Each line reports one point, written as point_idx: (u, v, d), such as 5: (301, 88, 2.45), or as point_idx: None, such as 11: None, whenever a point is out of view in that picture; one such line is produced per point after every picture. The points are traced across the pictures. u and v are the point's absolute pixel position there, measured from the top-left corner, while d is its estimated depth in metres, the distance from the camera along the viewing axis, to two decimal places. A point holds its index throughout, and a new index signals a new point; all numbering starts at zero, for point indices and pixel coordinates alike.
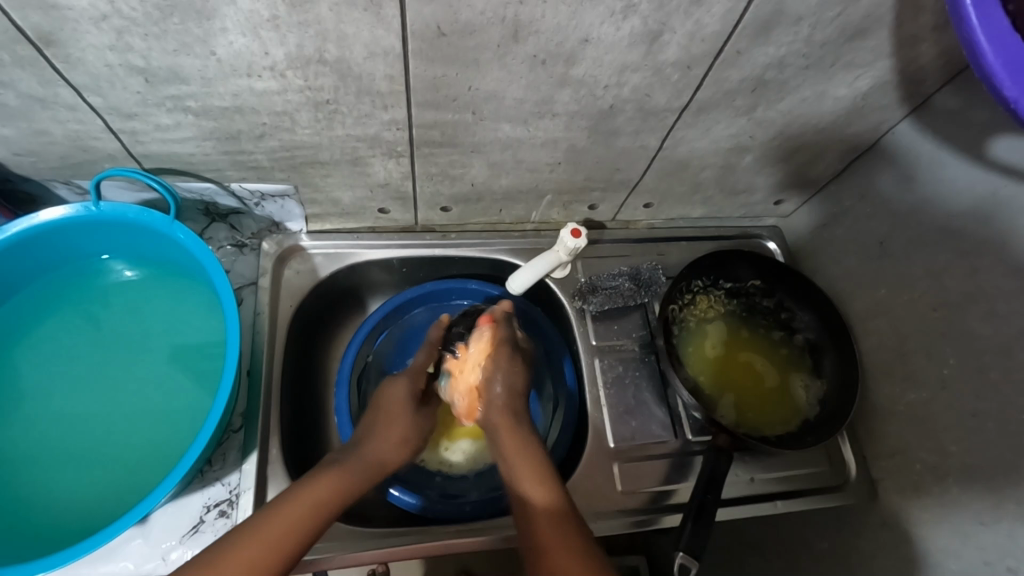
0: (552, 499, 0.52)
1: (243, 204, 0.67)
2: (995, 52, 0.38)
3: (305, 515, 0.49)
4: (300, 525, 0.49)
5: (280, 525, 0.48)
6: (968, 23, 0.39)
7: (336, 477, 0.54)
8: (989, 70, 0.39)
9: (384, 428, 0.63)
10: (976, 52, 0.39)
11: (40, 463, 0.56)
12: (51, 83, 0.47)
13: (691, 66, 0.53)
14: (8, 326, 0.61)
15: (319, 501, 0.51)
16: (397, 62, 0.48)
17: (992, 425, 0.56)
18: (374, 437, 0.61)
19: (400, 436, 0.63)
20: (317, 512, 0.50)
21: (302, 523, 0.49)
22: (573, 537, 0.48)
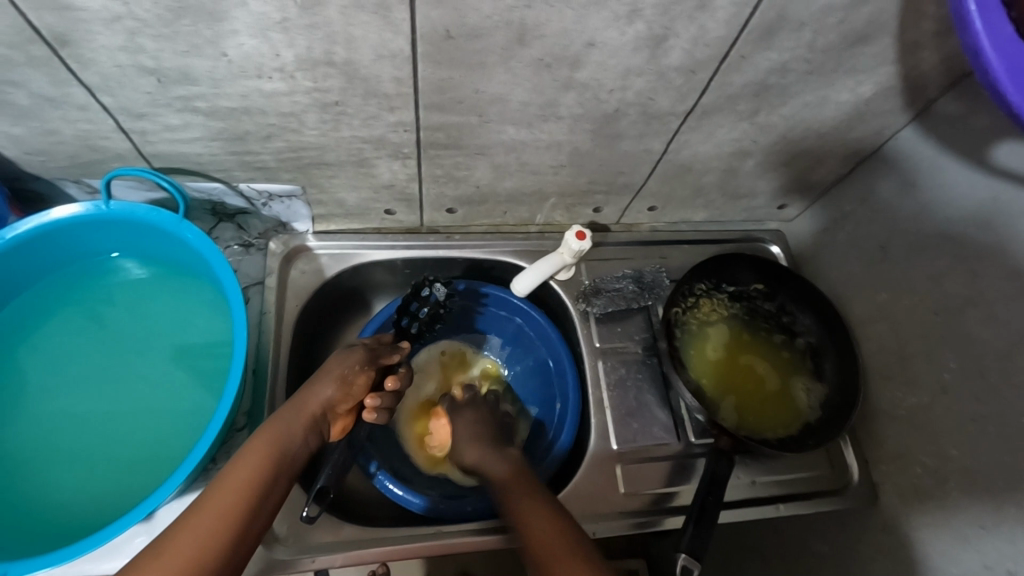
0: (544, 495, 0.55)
1: (251, 204, 0.68)
2: (997, 58, 0.39)
3: (246, 483, 0.49)
4: (244, 495, 0.48)
5: (222, 502, 0.47)
6: (973, 28, 0.39)
7: (274, 435, 0.53)
8: (991, 76, 0.39)
9: (317, 380, 0.59)
10: (978, 58, 0.39)
11: (46, 460, 0.57)
12: (63, 83, 0.48)
13: (695, 71, 0.53)
14: (16, 324, 0.61)
15: (259, 463, 0.51)
16: (404, 65, 0.49)
17: (992, 429, 0.56)
18: (309, 383, 0.59)
19: (335, 379, 0.60)
20: (259, 474, 0.50)
21: (244, 490, 0.48)
22: (556, 522, 0.51)
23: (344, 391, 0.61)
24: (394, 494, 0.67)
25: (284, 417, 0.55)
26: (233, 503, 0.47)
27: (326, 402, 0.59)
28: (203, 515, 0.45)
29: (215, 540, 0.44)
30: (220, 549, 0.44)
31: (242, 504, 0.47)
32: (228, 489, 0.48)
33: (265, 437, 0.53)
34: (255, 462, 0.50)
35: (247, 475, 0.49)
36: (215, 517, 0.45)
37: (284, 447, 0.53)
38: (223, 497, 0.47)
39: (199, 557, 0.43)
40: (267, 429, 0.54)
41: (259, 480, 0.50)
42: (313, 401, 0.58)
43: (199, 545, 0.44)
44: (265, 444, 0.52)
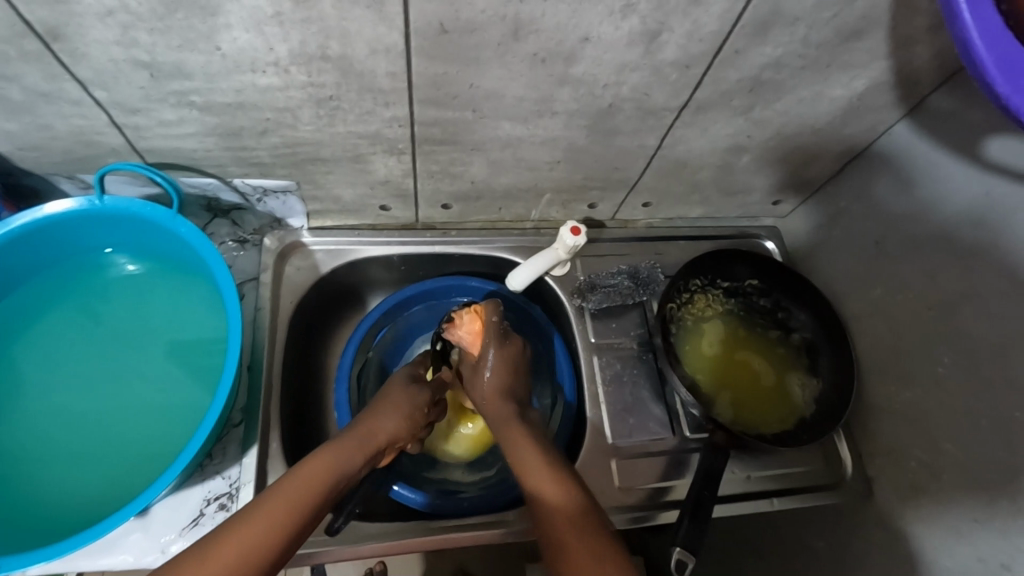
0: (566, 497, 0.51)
1: (245, 199, 0.68)
2: (987, 50, 0.39)
3: (307, 500, 0.48)
4: (300, 511, 0.47)
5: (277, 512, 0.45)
6: (960, 20, 0.39)
7: (339, 458, 0.53)
8: (981, 67, 0.39)
9: (385, 411, 0.61)
10: (968, 50, 0.40)
11: (39, 457, 0.57)
12: (56, 77, 0.47)
13: (689, 66, 0.53)
14: (10, 320, 0.61)
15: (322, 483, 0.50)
16: (398, 59, 0.49)
17: (985, 423, 0.57)
18: (376, 413, 0.60)
19: (402, 414, 0.61)
20: (317, 493, 0.49)
21: (303, 507, 0.47)
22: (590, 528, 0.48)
23: (409, 427, 0.62)
24: (389, 489, 0.67)
25: (349, 443, 0.55)
26: (290, 514, 0.46)
27: (389, 437, 0.59)
28: (264, 522, 0.44)
29: (263, 550, 0.43)
30: (264, 560, 0.42)
31: (292, 519, 0.46)
32: (290, 499, 0.47)
33: (329, 458, 0.52)
34: (319, 484, 0.50)
35: (309, 492, 0.48)
36: (270, 530, 0.44)
37: (344, 473, 0.53)
38: (286, 507, 0.46)
39: (243, 564, 0.41)
40: (333, 450, 0.53)
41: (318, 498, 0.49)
42: (380, 434, 0.58)
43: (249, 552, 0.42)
44: (329, 466, 0.52)
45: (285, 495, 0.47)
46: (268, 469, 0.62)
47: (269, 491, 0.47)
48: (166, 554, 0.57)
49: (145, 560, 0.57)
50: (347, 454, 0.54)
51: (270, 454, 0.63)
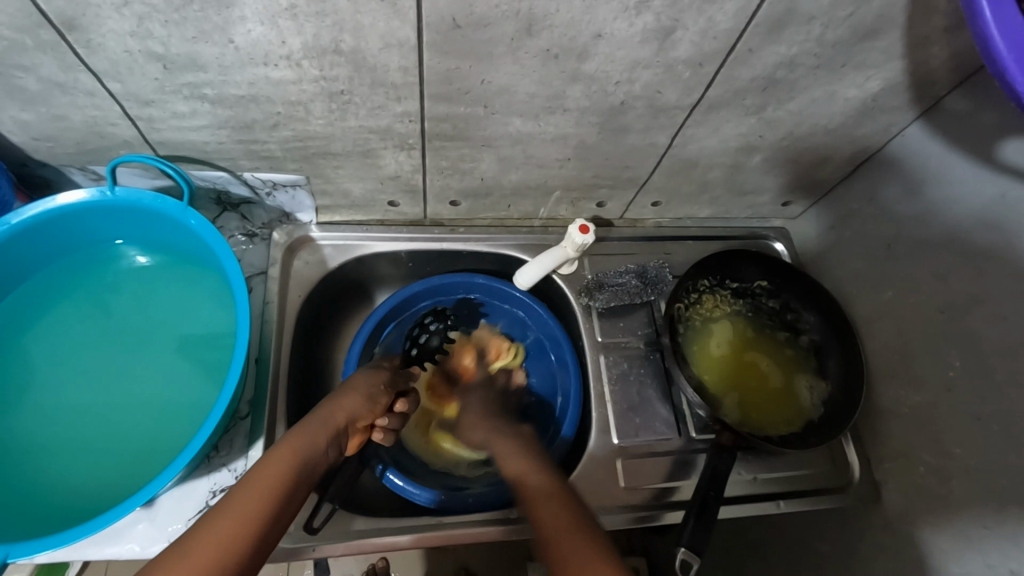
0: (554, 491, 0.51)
1: (255, 192, 0.68)
2: (1006, 48, 0.38)
3: (272, 489, 0.47)
4: (267, 499, 0.46)
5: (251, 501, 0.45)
6: (983, 17, 0.39)
7: (302, 442, 0.52)
8: (1000, 65, 0.39)
9: (342, 394, 0.60)
10: (988, 46, 0.39)
11: (48, 445, 0.57)
12: (72, 68, 0.48)
13: (703, 64, 0.53)
14: (21, 309, 0.62)
15: (286, 469, 0.49)
16: (411, 54, 0.49)
17: (996, 428, 0.56)
18: (333, 397, 0.59)
19: (361, 395, 0.61)
20: (282, 481, 0.48)
21: (268, 496, 0.46)
22: (569, 516, 0.47)
23: (367, 405, 0.61)
24: (393, 484, 0.67)
25: (309, 426, 0.54)
26: (258, 507, 0.45)
27: (351, 417, 0.59)
28: (232, 516, 0.43)
29: (238, 545, 0.42)
30: (241, 555, 0.41)
31: (266, 506, 0.45)
32: (256, 491, 0.46)
33: (290, 446, 0.51)
34: (283, 470, 0.49)
35: (274, 480, 0.48)
36: (237, 524, 0.43)
37: (308, 457, 0.52)
38: (250, 498, 0.45)
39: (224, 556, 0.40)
40: (293, 436, 0.53)
41: (283, 484, 0.48)
42: (338, 413, 0.58)
43: (221, 546, 0.41)
44: (291, 452, 0.51)
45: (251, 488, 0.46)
46: None
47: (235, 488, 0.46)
48: None
49: (151, 551, 0.57)
50: (309, 437, 0.53)
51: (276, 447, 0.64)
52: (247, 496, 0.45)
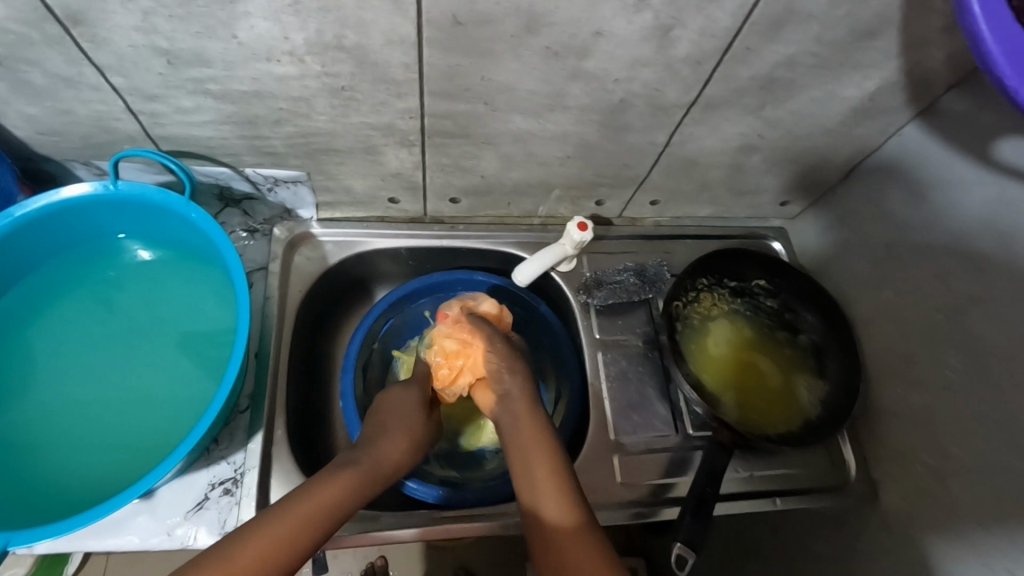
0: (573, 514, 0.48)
1: (257, 189, 0.68)
2: (996, 44, 0.39)
3: (306, 524, 0.43)
4: (295, 549, 0.42)
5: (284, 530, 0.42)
6: (971, 12, 0.40)
7: (352, 482, 0.48)
8: (990, 61, 0.40)
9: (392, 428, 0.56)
10: (977, 41, 0.40)
11: (49, 436, 0.57)
12: (77, 62, 0.48)
13: (701, 62, 0.54)
14: (24, 301, 0.62)
15: (325, 512, 0.45)
16: (413, 50, 0.49)
17: (994, 426, 0.57)
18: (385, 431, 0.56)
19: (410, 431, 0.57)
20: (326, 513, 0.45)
21: (294, 546, 0.42)
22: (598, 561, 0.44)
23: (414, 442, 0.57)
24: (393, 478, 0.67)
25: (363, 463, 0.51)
26: (278, 556, 0.41)
27: (398, 452, 0.55)
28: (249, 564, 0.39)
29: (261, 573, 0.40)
30: None
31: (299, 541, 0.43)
32: (281, 534, 0.42)
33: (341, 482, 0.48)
34: (324, 513, 0.45)
35: (307, 521, 0.44)
36: (250, 568, 0.39)
37: (353, 500, 0.47)
38: (273, 544, 0.41)
39: None
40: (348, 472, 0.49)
41: (318, 528, 0.44)
42: (387, 458, 0.54)
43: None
44: (341, 490, 0.47)
45: (275, 527, 0.42)
46: (274, 456, 0.63)
47: (259, 521, 0.42)
48: (172, 536, 0.58)
49: (151, 543, 0.58)
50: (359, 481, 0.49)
51: (275, 440, 0.64)
52: (268, 539, 0.41)
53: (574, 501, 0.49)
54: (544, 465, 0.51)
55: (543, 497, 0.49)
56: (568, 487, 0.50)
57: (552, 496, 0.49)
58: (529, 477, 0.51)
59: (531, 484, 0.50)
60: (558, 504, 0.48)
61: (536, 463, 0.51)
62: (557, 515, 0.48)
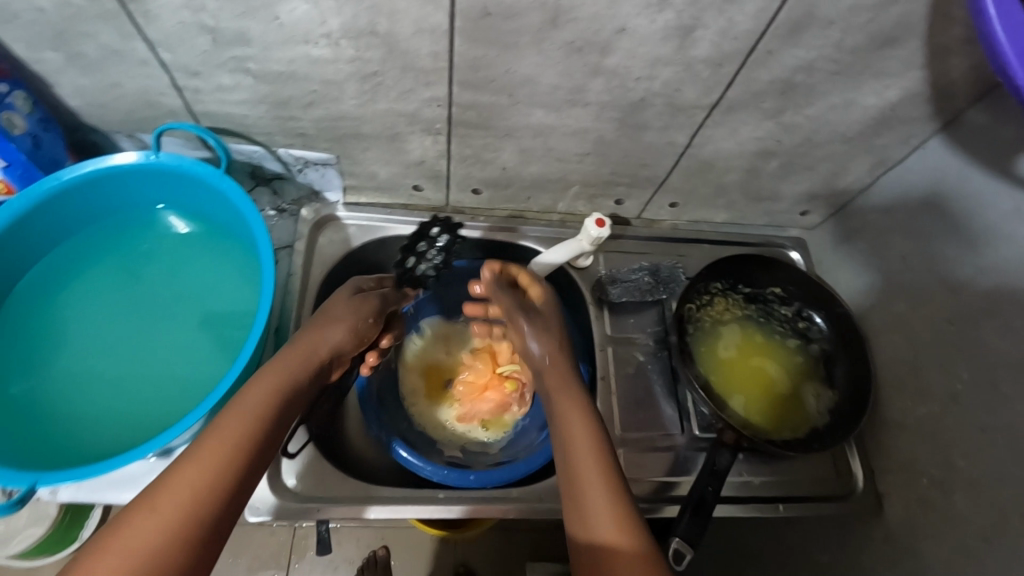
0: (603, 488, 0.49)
1: (287, 169, 0.72)
2: (1011, 45, 0.40)
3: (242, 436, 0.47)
4: (229, 464, 0.45)
5: (223, 445, 0.46)
6: (985, 13, 0.40)
7: (273, 392, 0.51)
8: (1004, 61, 0.40)
9: (326, 324, 0.59)
10: (992, 43, 0.41)
11: (79, 389, 0.60)
12: (129, 37, 0.52)
13: (722, 64, 0.55)
14: (66, 261, 0.66)
15: (248, 433, 0.47)
16: (442, 39, 0.51)
17: (1002, 441, 0.56)
18: (315, 326, 0.59)
19: (348, 326, 0.60)
20: (258, 423, 0.48)
21: (232, 462, 0.45)
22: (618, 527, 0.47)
23: (357, 341, 0.61)
24: (401, 457, 0.69)
25: (288, 361, 0.54)
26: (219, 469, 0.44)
27: (335, 349, 0.59)
28: (182, 480, 0.43)
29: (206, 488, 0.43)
30: (210, 499, 0.43)
31: (238, 452, 0.46)
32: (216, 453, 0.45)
33: (270, 386, 0.51)
34: (248, 430, 0.48)
35: (232, 444, 0.46)
36: (196, 485, 0.43)
37: (272, 411, 0.50)
38: (208, 463, 0.44)
39: (196, 498, 0.42)
40: (270, 374, 0.53)
41: (244, 449, 0.46)
42: (323, 346, 0.57)
43: (168, 524, 0.40)
44: (266, 396, 0.51)
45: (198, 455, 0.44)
46: None
47: (188, 451, 0.45)
48: None
49: None
50: (271, 389, 0.51)
51: None
52: (192, 468, 0.44)
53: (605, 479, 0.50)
54: (598, 482, 0.49)
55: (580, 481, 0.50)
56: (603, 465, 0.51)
57: (604, 520, 0.47)
58: (580, 506, 0.49)
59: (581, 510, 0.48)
60: (613, 526, 0.47)
61: (589, 481, 0.50)
62: (611, 537, 0.46)
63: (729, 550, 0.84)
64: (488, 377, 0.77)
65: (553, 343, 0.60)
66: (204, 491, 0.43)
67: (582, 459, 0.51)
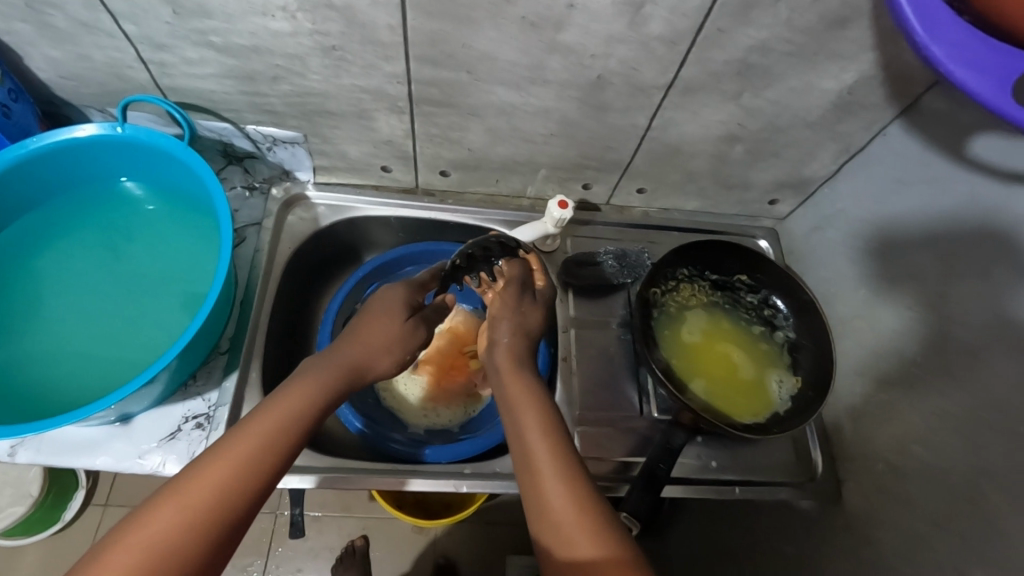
0: (575, 482, 0.45)
1: (257, 147, 0.73)
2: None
3: (265, 440, 0.43)
4: (249, 469, 0.41)
5: (244, 447, 0.42)
6: None
7: (304, 398, 0.47)
8: (899, 16, 0.36)
9: (362, 337, 0.56)
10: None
11: (41, 354, 0.61)
12: (93, 7, 0.53)
13: (675, 41, 0.55)
14: (32, 229, 0.67)
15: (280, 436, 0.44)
16: (397, 12, 0.52)
17: (953, 425, 0.56)
18: (353, 338, 0.56)
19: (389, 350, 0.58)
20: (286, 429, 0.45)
21: (253, 467, 0.41)
22: (599, 526, 0.42)
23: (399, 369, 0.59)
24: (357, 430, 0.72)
25: (326, 369, 0.51)
26: (239, 474, 0.40)
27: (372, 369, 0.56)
28: (203, 481, 0.39)
29: (226, 492, 0.39)
30: (229, 504, 0.39)
31: (261, 457, 0.42)
32: (236, 455, 0.41)
33: (299, 390, 0.48)
34: (273, 434, 0.44)
35: (263, 443, 0.43)
36: (216, 489, 0.39)
37: (308, 414, 0.47)
38: (228, 467, 0.40)
39: (214, 501, 0.38)
40: (307, 380, 0.49)
41: (273, 451, 0.43)
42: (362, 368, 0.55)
43: (183, 529, 0.36)
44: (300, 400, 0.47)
45: (230, 450, 0.41)
46: (245, 395, 0.67)
47: (211, 448, 0.41)
48: (143, 460, 0.61)
49: (123, 465, 0.61)
50: (312, 392, 0.48)
51: (249, 382, 0.68)
52: (224, 463, 0.40)
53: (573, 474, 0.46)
54: (563, 490, 0.44)
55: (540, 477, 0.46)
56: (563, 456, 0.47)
57: (581, 532, 0.42)
58: (549, 517, 0.43)
59: (555, 523, 0.43)
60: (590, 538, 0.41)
61: (552, 490, 0.44)
62: (590, 551, 0.41)
63: (702, 543, 0.83)
64: (457, 357, 0.81)
65: (520, 327, 0.60)
66: (230, 488, 0.39)
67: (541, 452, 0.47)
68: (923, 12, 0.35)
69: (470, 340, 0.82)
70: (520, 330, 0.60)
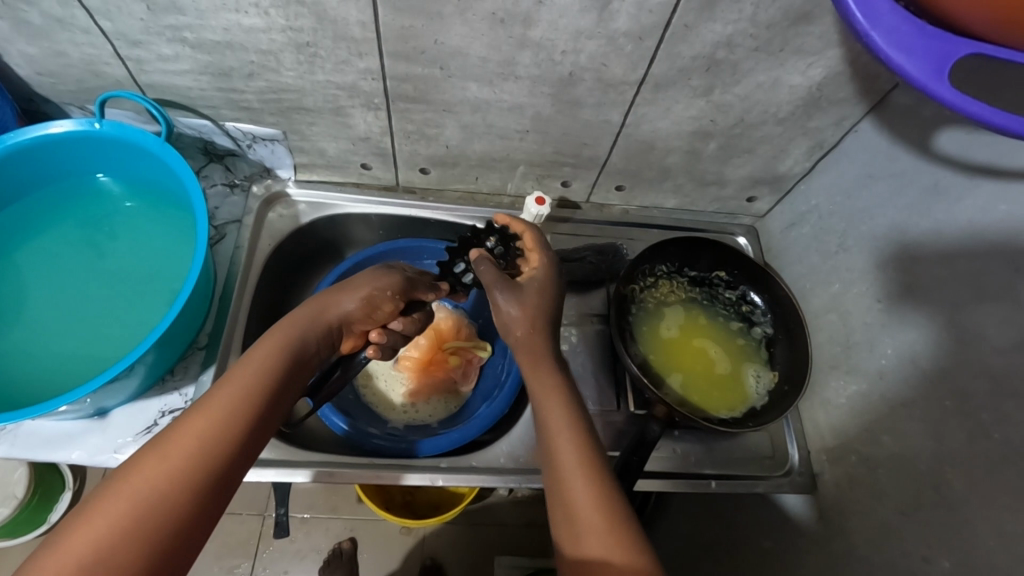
0: (597, 482, 0.45)
1: (237, 144, 0.73)
2: None
3: (247, 396, 0.44)
4: (232, 425, 0.41)
5: (226, 402, 0.42)
6: None
7: (275, 352, 0.48)
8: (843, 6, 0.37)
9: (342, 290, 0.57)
10: None
11: (17, 348, 0.61)
12: (67, 4, 0.53)
13: (643, 37, 0.56)
14: (10, 228, 0.67)
15: (256, 395, 0.44)
16: (367, 8, 0.53)
17: (918, 413, 0.56)
18: (332, 292, 0.57)
19: (362, 296, 0.57)
20: (266, 383, 0.45)
21: (236, 422, 0.42)
22: (616, 523, 0.42)
23: (366, 312, 0.58)
24: (335, 425, 0.72)
25: (298, 320, 0.53)
26: (220, 428, 0.41)
27: (343, 315, 0.56)
28: (185, 434, 0.39)
29: (210, 446, 0.39)
30: (216, 459, 0.39)
31: (243, 413, 0.42)
32: (216, 411, 0.41)
33: (274, 345, 0.49)
34: (254, 390, 0.44)
35: (238, 403, 0.43)
36: (197, 441, 0.39)
37: (281, 372, 0.47)
38: (208, 421, 0.41)
39: (198, 454, 0.38)
40: (279, 333, 0.50)
41: (253, 406, 0.43)
42: (329, 312, 0.55)
43: (165, 483, 0.36)
44: (275, 356, 0.48)
45: (210, 406, 0.41)
46: None
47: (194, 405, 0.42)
48: (118, 455, 0.61)
49: (98, 459, 0.61)
50: (282, 348, 0.49)
51: None
52: (204, 419, 0.40)
53: (595, 472, 0.46)
54: (584, 488, 0.44)
55: (564, 475, 0.46)
56: (588, 454, 0.47)
57: (600, 534, 0.41)
58: (569, 517, 0.43)
59: (573, 522, 0.43)
60: (610, 540, 0.41)
61: (576, 489, 0.44)
62: (607, 554, 0.40)
63: (687, 539, 0.85)
64: (434, 353, 0.80)
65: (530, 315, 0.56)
66: (212, 440, 0.40)
67: (567, 452, 0.47)
68: (866, 3, 0.36)
69: (446, 335, 0.81)
70: (529, 309, 0.57)
